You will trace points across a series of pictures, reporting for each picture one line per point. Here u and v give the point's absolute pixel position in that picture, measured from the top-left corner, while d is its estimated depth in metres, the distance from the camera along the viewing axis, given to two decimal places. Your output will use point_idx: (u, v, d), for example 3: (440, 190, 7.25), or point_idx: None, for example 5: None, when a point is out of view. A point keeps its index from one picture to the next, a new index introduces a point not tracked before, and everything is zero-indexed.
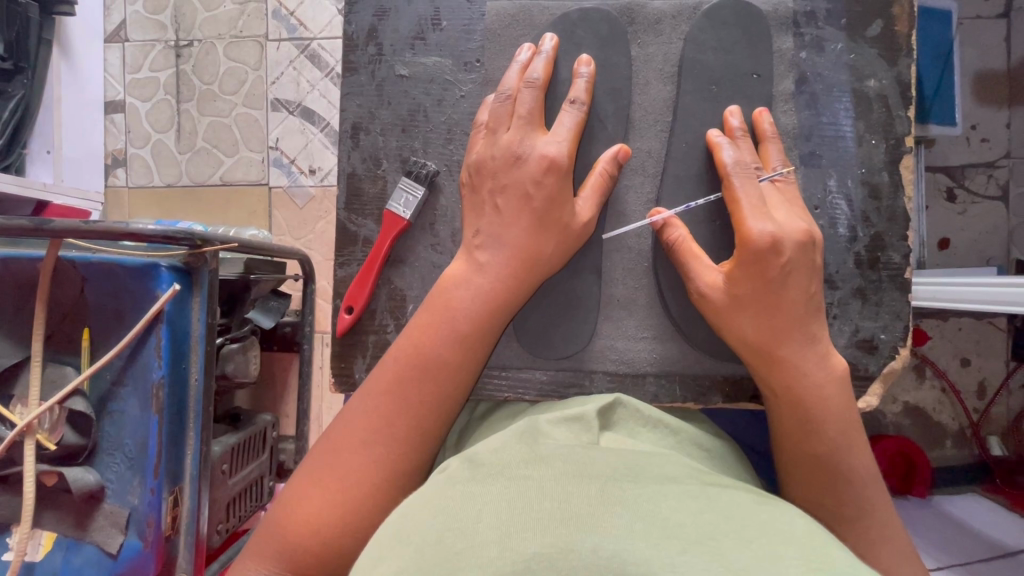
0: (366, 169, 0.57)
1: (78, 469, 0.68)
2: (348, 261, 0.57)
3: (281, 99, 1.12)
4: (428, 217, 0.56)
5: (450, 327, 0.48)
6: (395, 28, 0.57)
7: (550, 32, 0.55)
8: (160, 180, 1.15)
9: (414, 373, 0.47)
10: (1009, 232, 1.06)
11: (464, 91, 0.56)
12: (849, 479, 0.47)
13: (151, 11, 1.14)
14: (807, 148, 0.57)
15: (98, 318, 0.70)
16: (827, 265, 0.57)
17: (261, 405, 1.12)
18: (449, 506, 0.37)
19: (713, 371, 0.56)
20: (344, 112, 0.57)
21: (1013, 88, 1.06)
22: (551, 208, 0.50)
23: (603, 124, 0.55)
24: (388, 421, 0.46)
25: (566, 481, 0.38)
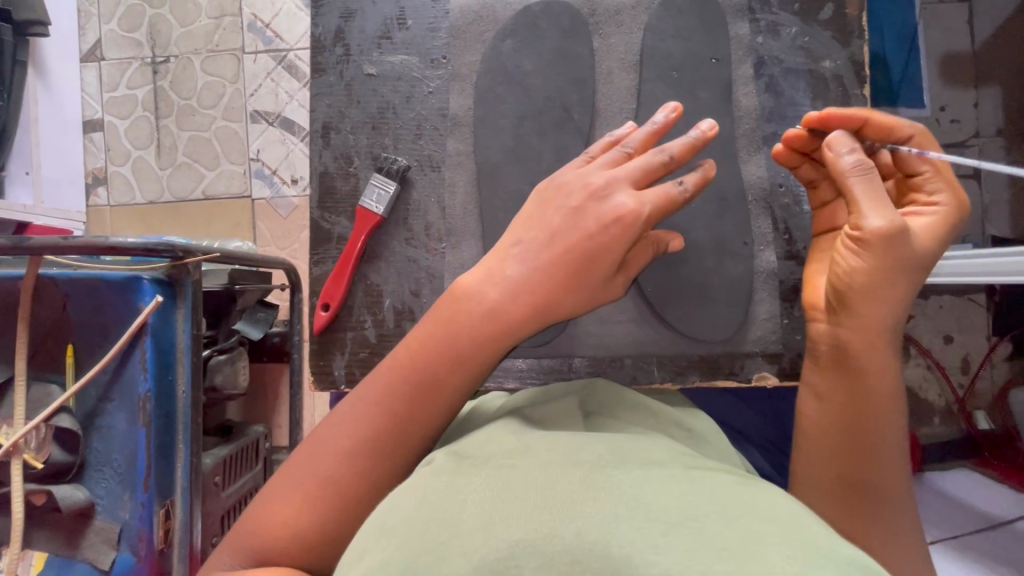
0: (337, 167, 0.57)
1: (67, 487, 0.68)
2: (323, 259, 0.57)
3: (259, 110, 1.13)
4: (402, 212, 0.56)
5: (450, 346, 0.46)
6: (361, 29, 0.58)
7: (512, 26, 0.56)
8: (142, 196, 1.15)
9: (408, 388, 0.45)
10: (983, 210, 1.08)
11: (431, 87, 0.57)
12: (886, 460, 0.46)
13: (126, 29, 1.14)
14: (769, 129, 0.59)
15: (82, 334, 0.70)
16: (795, 242, 0.58)
17: (253, 417, 1.12)
18: (433, 496, 0.37)
19: (689, 352, 0.57)
20: (314, 113, 0.58)
21: (978, 68, 1.09)
22: (599, 254, 0.48)
23: (571, 113, 0.56)
24: (374, 431, 0.44)
25: (551, 470, 0.38)
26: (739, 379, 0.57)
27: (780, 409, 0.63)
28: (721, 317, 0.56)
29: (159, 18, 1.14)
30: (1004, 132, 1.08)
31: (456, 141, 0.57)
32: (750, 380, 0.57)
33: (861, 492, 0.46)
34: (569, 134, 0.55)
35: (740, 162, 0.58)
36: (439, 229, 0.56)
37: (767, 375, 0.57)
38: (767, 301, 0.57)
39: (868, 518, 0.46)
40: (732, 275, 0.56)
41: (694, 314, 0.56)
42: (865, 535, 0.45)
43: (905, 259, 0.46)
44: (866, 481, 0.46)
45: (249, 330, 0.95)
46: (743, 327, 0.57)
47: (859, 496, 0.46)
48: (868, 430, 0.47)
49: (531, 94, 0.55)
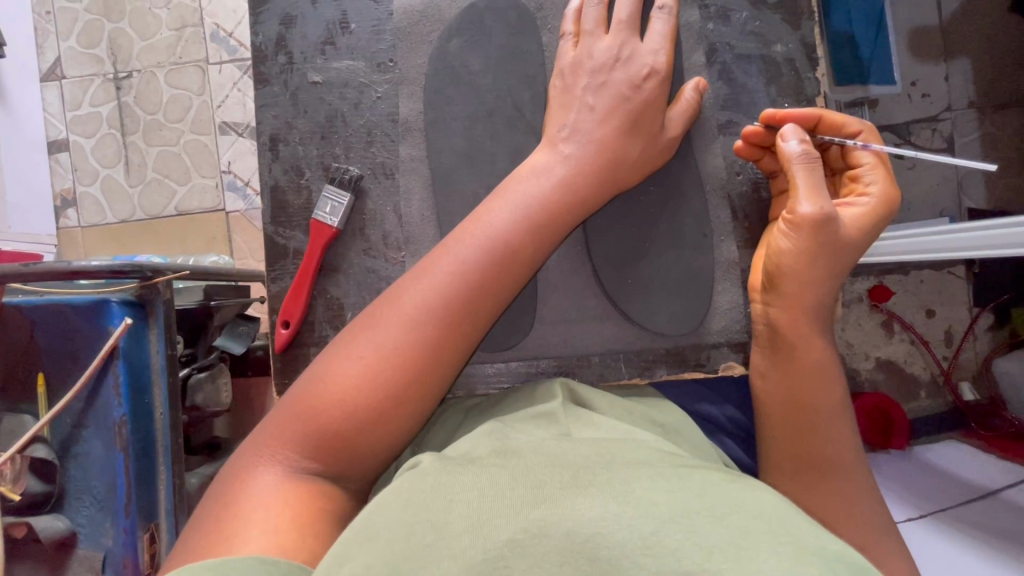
0: (288, 180, 0.56)
1: (47, 517, 0.67)
2: (281, 275, 0.56)
3: (227, 122, 1.11)
4: (359, 222, 0.56)
5: (456, 291, 0.45)
6: (304, 35, 0.56)
7: (458, 26, 0.55)
8: (113, 216, 1.13)
9: (417, 341, 0.44)
10: (959, 182, 1.08)
11: (379, 92, 0.56)
12: (839, 441, 0.48)
13: (86, 45, 1.12)
14: (725, 117, 0.58)
15: (52, 362, 0.69)
16: (756, 230, 0.58)
17: (240, 432, 1.11)
18: (419, 497, 0.37)
19: (656, 346, 0.57)
20: (261, 125, 0.57)
21: (947, 41, 1.09)
22: (643, 115, 0.52)
23: (523, 112, 0.55)
24: (376, 386, 0.42)
25: (539, 469, 0.38)
26: (706, 369, 0.57)
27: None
28: (684, 311, 0.56)
29: (119, 32, 1.11)
30: (975, 104, 1.09)
31: (408, 147, 0.56)
32: (717, 370, 0.57)
33: (821, 475, 0.48)
34: (522, 133, 0.55)
35: (697, 152, 0.58)
36: (397, 237, 0.55)
37: (734, 364, 0.57)
38: (731, 292, 0.57)
39: (834, 499, 0.47)
40: (694, 268, 0.56)
41: (658, 309, 0.56)
42: (829, 515, 0.47)
43: (834, 245, 0.48)
44: (821, 463, 0.48)
45: (231, 345, 0.90)
46: (708, 319, 0.57)
47: (818, 478, 0.48)
48: (816, 415, 0.49)
49: (480, 95, 0.54)
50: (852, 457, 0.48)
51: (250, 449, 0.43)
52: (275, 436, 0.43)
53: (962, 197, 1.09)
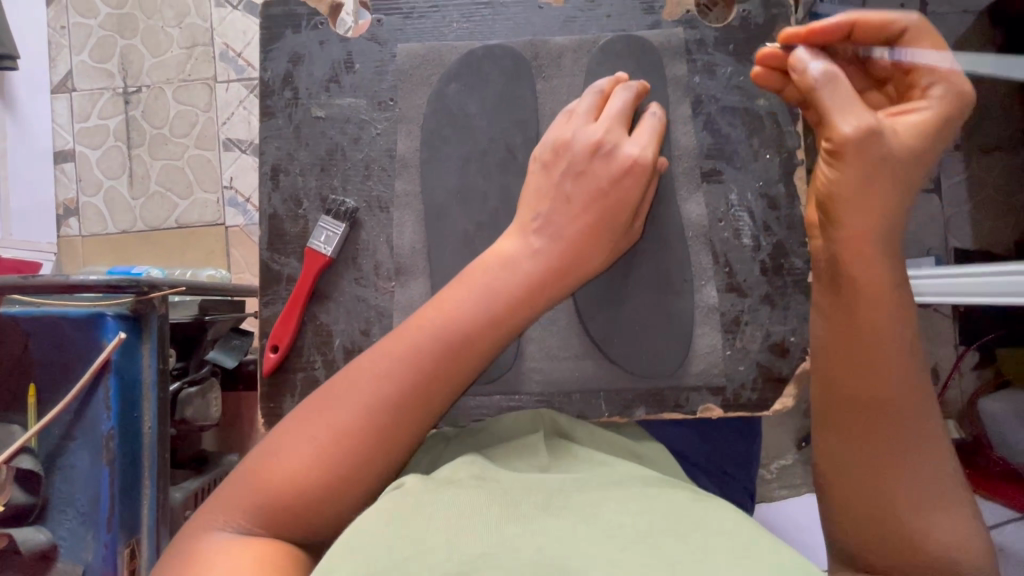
0: (287, 210, 0.58)
1: (28, 529, 0.67)
2: (273, 300, 0.57)
3: (232, 138, 1.14)
4: (352, 252, 0.57)
5: (414, 378, 0.43)
6: (309, 73, 0.59)
7: (458, 70, 0.57)
8: (113, 226, 1.14)
9: (372, 429, 0.42)
10: (945, 221, 1.12)
11: (379, 129, 0.58)
12: (913, 464, 0.44)
13: (98, 60, 1.14)
14: (709, 166, 0.60)
15: (44, 372, 0.69)
16: (735, 274, 0.59)
17: (227, 446, 1.10)
18: (400, 510, 0.38)
19: (636, 386, 0.58)
20: (264, 156, 0.58)
21: None
22: (614, 208, 0.49)
23: (515, 154, 0.56)
24: (331, 470, 0.41)
25: (514, 490, 0.40)
26: (684, 411, 0.58)
27: (737, 438, 0.64)
28: (663, 352, 0.57)
29: (131, 48, 1.14)
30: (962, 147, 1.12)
31: (404, 182, 0.57)
32: (695, 412, 0.58)
33: (877, 515, 0.44)
34: (513, 174, 0.56)
35: (682, 197, 0.59)
36: (388, 268, 0.57)
37: (711, 406, 0.58)
38: (710, 336, 0.58)
39: (897, 545, 0.43)
40: (677, 310, 0.57)
41: (639, 350, 0.57)
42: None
43: (888, 165, 0.45)
44: (881, 500, 0.44)
45: (224, 359, 0.91)
46: (688, 361, 0.58)
47: (876, 522, 0.45)
48: (884, 435, 0.45)
49: (476, 137, 0.56)
50: (932, 477, 0.44)
51: (203, 512, 0.42)
52: (223, 505, 0.41)
53: (948, 237, 1.12)
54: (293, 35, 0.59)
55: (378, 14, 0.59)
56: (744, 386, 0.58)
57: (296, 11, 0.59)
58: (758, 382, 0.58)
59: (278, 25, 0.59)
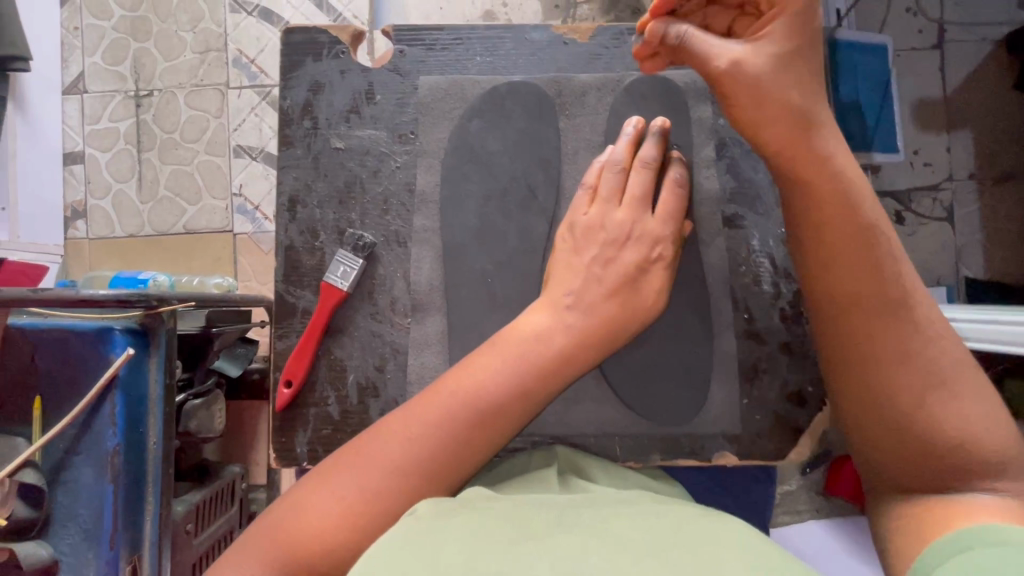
0: (303, 242, 0.57)
1: (30, 544, 0.66)
2: (287, 333, 0.57)
3: (243, 145, 1.13)
4: (369, 286, 0.57)
5: (439, 447, 0.46)
6: (329, 103, 0.58)
7: (481, 106, 0.58)
8: (121, 230, 1.13)
9: (397, 492, 0.44)
10: (957, 250, 1.11)
11: (399, 162, 0.58)
12: (922, 381, 0.50)
13: (110, 62, 1.14)
14: (730, 210, 0.60)
15: (51, 385, 0.69)
16: (755, 322, 0.59)
17: (229, 455, 1.10)
18: (413, 539, 0.38)
19: (653, 434, 0.57)
20: (281, 186, 0.58)
21: (951, 114, 1.11)
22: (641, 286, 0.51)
23: (536, 193, 0.56)
24: (360, 525, 0.43)
25: (527, 523, 0.40)
26: (701, 458, 0.57)
27: (749, 482, 0.63)
28: (680, 400, 0.57)
29: (144, 52, 1.14)
30: (976, 176, 1.11)
31: (423, 217, 0.57)
32: (711, 459, 0.57)
33: (908, 442, 0.50)
34: (534, 214, 0.56)
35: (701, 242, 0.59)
36: (405, 304, 0.56)
37: (727, 454, 0.57)
38: (727, 383, 0.58)
39: (934, 461, 0.49)
40: (693, 356, 0.57)
41: (655, 397, 0.57)
42: (930, 508, 0.48)
43: (767, 89, 0.53)
44: (907, 427, 0.50)
45: (228, 367, 0.98)
46: (704, 408, 0.58)
47: (913, 447, 0.50)
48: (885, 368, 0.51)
49: (495, 174, 0.56)
50: (927, 370, 0.50)
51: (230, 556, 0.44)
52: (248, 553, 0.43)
53: (960, 266, 1.10)
54: (314, 63, 0.59)
55: (400, 44, 0.59)
56: (760, 436, 0.58)
57: (318, 39, 0.59)
58: (776, 432, 0.58)
59: (300, 52, 0.59)
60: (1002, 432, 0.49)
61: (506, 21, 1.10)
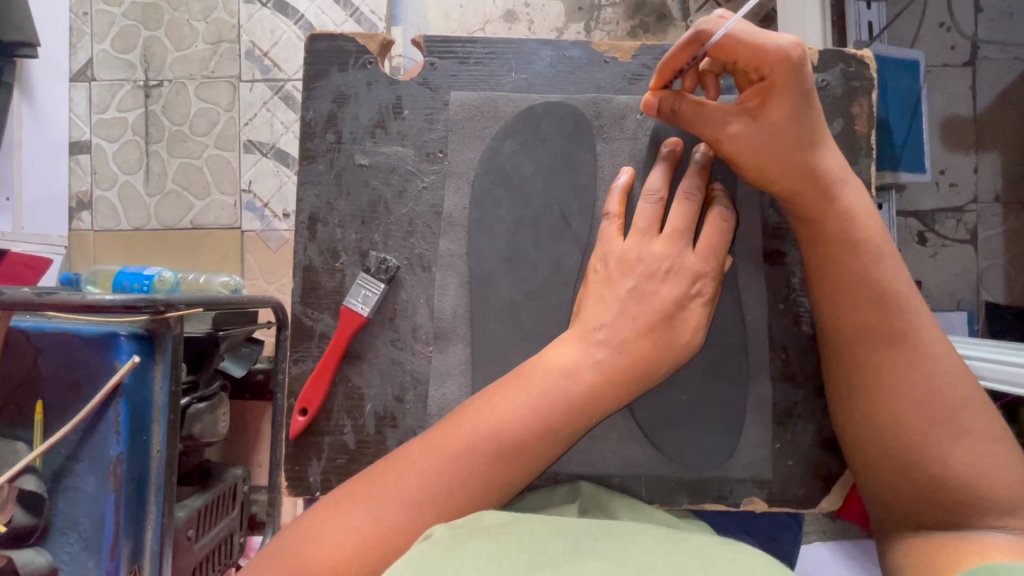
0: (323, 262, 0.56)
1: (28, 552, 0.65)
2: (303, 357, 0.56)
3: (253, 141, 1.10)
4: (390, 312, 0.55)
5: (459, 479, 0.44)
6: (355, 116, 0.57)
7: (515, 126, 0.56)
8: (127, 223, 1.11)
9: (413, 524, 0.42)
10: (979, 273, 1.08)
11: (426, 182, 0.56)
12: (933, 418, 0.49)
13: (120, 50, 1.11)
14: (770, 246, 0.58)
15: (53, 390, 0.67)
16: (791, 364, 0.58)
17: (232, 457, 1.09)
18: (427, 561, 0.36)
19: (679, 475, 0.56)
20: (301, 203, 0.56)
21: (980, 134, 1.08)
22: (674, 323, 0.51)
23: (569, 221, 0.55)
24: (373, 557, 0.41)
25: (549, 552, 0.38)
26: (727, 502, 0.56)
27: (772, 523, 0.62)
28: (714, 445, 0.56)
29: (154, 40, 1.11)
30: (1002, 199, 1.09)
31: (448, 241, 0.55)
32: (738, 504, 0.57)
33: (920, 478, 0.49)
34: (565, 243, 0.55)
35: (740, 281, 0.58)
36: (427, 331, 0.55)
37: (755, 500, 0.56)
38: (760, 427, 0.57)
39: (945, 497, 0.48)
40: (723, 396, 0.56)
41: (686, 441, 0.56)
42: (943, 544, 0.47)
43: (768, 157, 0.53)
44: (919, 463, 0.49)
45: (232, 368, 0.97)
46: (736, 452, 0.57)
47: (924, 483, 0.49)
48: (895, 404, 0.50)
49: (528, 200, 0.55)
50: (950, 410, 0.49)
51: None
52: None
53: (980, 290, 1.08)
54: (340, 73, 0.56)
55: (431, 56, 0.57)
56: (791, 483, 0.57)
57: (345, 48, 0.57)
58: (807, 477, 0.57)
59: (324, 61, 0.57)
60: (1011, 466, 0.49)
61: (526, 22, 1.07)
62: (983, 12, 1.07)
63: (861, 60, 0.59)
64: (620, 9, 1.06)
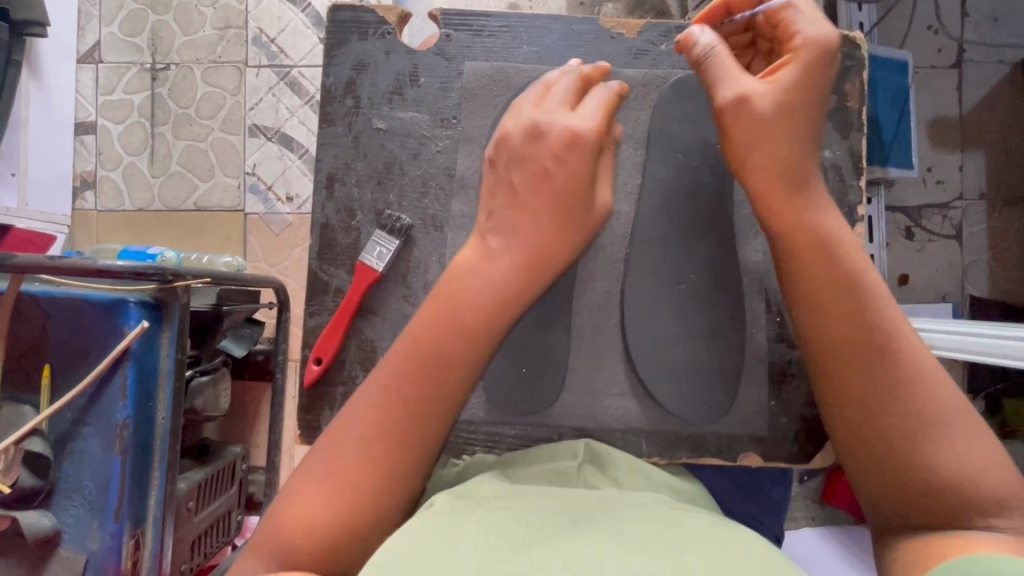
0: (339, 220, 0.58)
1: (33, 514, 0.66)
2: (319, 311, 0.58)
3: (259, 125, 1.12)
4: (402, 269, 0.57)
5: (409, 430, 0.43)
6: (373, 83, 0.59)
7: (524, 94, 0.57)
8: (130, 203, 1.12)
9: (373, 476, 0.42)
10: (963, 268, 1.12)
11: (440, 146, 0.59)
12: (916, 412, 0.45)
13: (127, 33, 1.12)
14: None
15: (60, 355, 0.68)
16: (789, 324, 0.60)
17: (231, 435, 1.10)
18: (432, 533, 0.38)
19: (679, 429, 0.60)
20: (320, 164, 0.59)
21: (965, 133, 1.12)
22: None
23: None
24: (339, 513, 0.41)
25: (539, 514, 0.42)
26: (724, 457, 0.60)
27: (767, 483, 0.64)
28: (712, 402, 0.59)
29: (162, 24, 1.12)
30: (986, 196, 1.12)
31: (460, 203, 0.58)
32: (735, 459, 0.60)
33: (909, 476, 0.45)
34: None
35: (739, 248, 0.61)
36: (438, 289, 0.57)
37: (751, 455, 0.60)
38: (757, 388, 0.60)
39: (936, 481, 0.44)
40: (723, 358, 0.58)
41: (687, 397, 0.58)
42: (933, 542, 0.43)
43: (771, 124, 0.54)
44: (902, 455, 0.45)
45: (233, 347, 0.97)
46: (731, 409, 0.59)
47: (906, 476, 0.45)
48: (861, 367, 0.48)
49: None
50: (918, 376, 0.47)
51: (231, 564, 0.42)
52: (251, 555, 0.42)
53: (965, 283, 1.12)
54: (360, 42, 0.59)
55: (447, 28, 0.59)
56: (785, 439, 0.60)
57: (364, 19, 0.59)
58: (801, 435, 0.60)
59: (345, 30, 0.59)
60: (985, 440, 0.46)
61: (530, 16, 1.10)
62: (969, 16, 1.11)
63: (854, 40, 0.62)
64: (620, 5, 1.08)
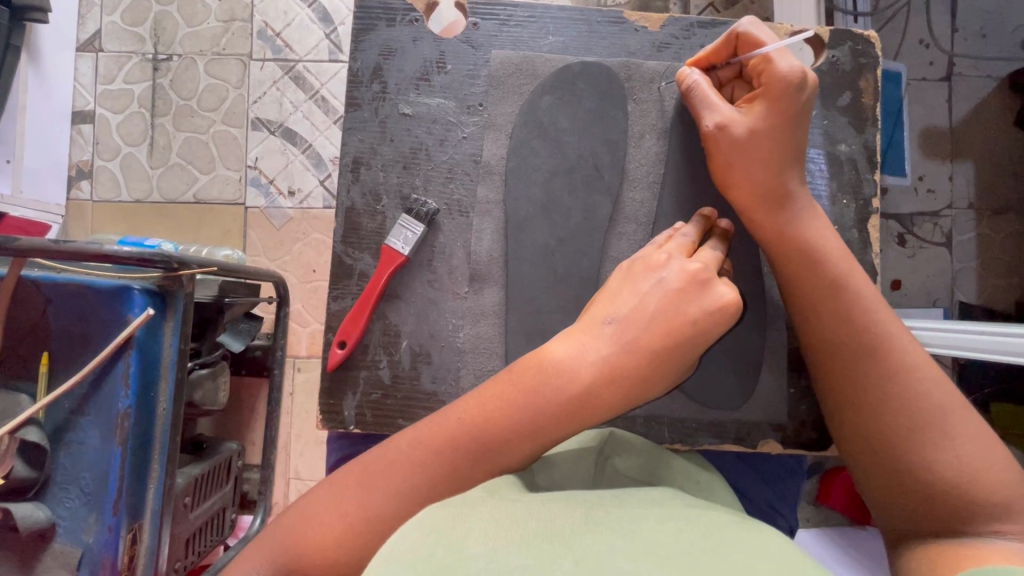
0: (365, 204, 0.60)
1: (28, 506, 0.65)
2: (343, 295, 0.59)
3: (261, 118, 1.11)
4: (426, 254, 0.59)
5: (442, 456, 0.45)
6: (400, 68, 0.61)
7: (551, 82, 0.60)
8: (127, 194, 1.11)
9: (402, 500, 0.43)
10: (953, 275, 1.15)
11: (465, 133, 0.60)
12: (916, 424, 0.49)
13: (129, 23, 1.11)
14: None
15: (61, 343, 0.66)
16: None
17: (226, 431, 1.08)
18: (440, 525, 0.37)
19: (699, 416, 0.60)
20: (346, 147, 0.60)
21: (955, 144, 1.16)
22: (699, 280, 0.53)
23: (601, 172, 0.59)
24: (360, 533, 0.42)
25: (553, 506, 0.40)
26: (744, 444, 0.61)
27: (780, 473, 0.65)
28: (733, 387, 0.60)
29: (165, 15, 1.11)
30: (975, 205, 1.16)
31: (485, 188, 0.60)
32: (755, 446, 0.61)
33: (918, 487, 0.48)
34: (598, 193, 0.59)
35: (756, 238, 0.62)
36: (463, 273, 0.59)
37: (771, 442, 0.61)
38: (774, 376, 0.61)
39: (955, 496, 0.47)
40: (744, 343, 0.60)
41: (709, 382, 0.60)
42: (948, 550, 0.45)
43: (745, 156, 0.55)
44: (907, 467, 0.49)
45: (232, 343, 0.90)
46: (751, 396, 0.61)
47: (922, 489, 0.48)
48: (866, 383, 0.51)
49: (564, 153, 0.59)
50: (922, 392, 0.50)
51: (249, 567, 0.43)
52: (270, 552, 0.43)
53: (955, 290, 1.15)
54: (387, 28, 0.61)
55: (475, 17, 0.61)
56: (805, 427, 0.61)
57: (393, 6, 0.61)
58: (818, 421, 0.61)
59: (373, 17, 0.61)
60: (994, 451, 0.48)
61: None
62: (960, 31, 1.15)
63: (867, 39, 0.64)
64: None
